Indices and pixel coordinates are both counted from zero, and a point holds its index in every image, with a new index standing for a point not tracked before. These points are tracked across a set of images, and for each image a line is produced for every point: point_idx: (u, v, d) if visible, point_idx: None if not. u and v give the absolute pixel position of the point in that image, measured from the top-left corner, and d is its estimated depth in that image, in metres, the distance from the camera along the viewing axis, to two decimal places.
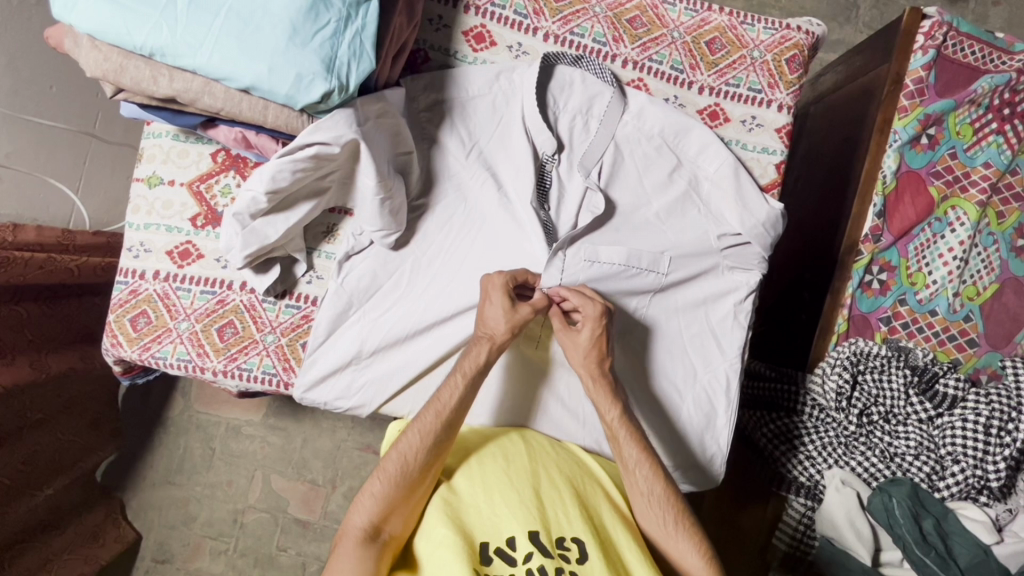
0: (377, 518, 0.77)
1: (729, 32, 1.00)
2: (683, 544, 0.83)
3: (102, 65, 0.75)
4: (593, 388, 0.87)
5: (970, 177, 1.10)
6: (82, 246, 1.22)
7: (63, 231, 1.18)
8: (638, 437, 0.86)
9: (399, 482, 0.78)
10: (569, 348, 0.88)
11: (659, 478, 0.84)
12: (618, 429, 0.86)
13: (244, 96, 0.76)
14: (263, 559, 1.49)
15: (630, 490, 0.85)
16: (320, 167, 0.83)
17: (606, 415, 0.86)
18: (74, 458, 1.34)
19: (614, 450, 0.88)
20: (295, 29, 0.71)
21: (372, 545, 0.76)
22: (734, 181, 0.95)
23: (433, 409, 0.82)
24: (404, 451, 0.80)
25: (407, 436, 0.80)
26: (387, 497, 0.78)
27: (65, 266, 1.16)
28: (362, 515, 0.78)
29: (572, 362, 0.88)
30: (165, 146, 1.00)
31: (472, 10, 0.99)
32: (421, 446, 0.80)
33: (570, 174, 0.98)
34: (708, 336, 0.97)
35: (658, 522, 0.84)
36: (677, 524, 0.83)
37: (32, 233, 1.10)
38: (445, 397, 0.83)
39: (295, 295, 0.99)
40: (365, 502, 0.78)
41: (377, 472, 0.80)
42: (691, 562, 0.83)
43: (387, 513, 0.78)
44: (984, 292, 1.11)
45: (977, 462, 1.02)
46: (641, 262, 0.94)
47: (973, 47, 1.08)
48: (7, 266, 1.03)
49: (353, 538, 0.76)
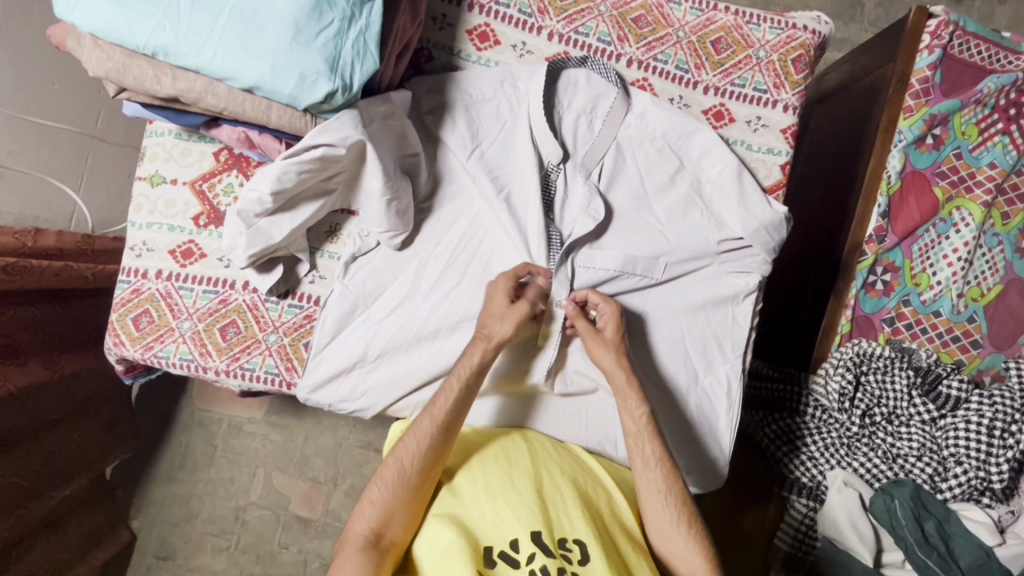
0: (378, 524, 0.78)
1: (734, 31, 0.99)
2: (689, 548, 0.83)
3: (105, 64, 0.74)
4: (624, 381, 0.87)
5: (975, 178, 1.09)
6: (101, 252, 1.25)
7: (83, 237, 1.21)
8: (660, 438, 0.86)
9: (400, 488, 0.79)
10: (596, 346, 0.88)
11: (677, 479, 0.85)
12: (643, 426, 0.86)
13: (247, 96, 0.75)
14: (265, 556, 1.50)
15: (643, 488, 0.85)
16: (325, 168, 0.82)
17: (635, 412, 0.86)
18: (91, 459, 1.34)
19: (632, 453, 0.87)
20: (299, 28, 0.70)
21: (373, 551, 0.76)
22: (738, 184, 0.95)
23: (429, 415, 0.82)
24: (400, 458, 0.80)
25: (404, 443, 0.81)
26: (386, 504, 0.78)
27: (82, 273, 1.17)
28: (363, 522, 0.78)
29: (601, 361, 0.88)
30: (168, 145, 1.00)
31: (476, 8, 0.98)
32: (418, 451, 0.80)
33: (574, 177, 0.97)
34: (711, 339, 0.96)
35: (669, 519, 0.83)
36: (689, 525, 0.83)
37: (52, 239, 1.13)
38: (441, 402, 0.83)
39: (297, 295, 0.99)
40: (365, 510, 0.79)
41: (375, 479, 0.81)
42: (694, 567, 0.83)
43: (387, 518, 0.78)
44: (988, 293, 1.11)
45: (980, 464, 1.02)
46: (635, 267, 0.95)
47: (979, 47, 1.07)
48: (23, 272, 1.03)
49: (355, 545, 0.76)
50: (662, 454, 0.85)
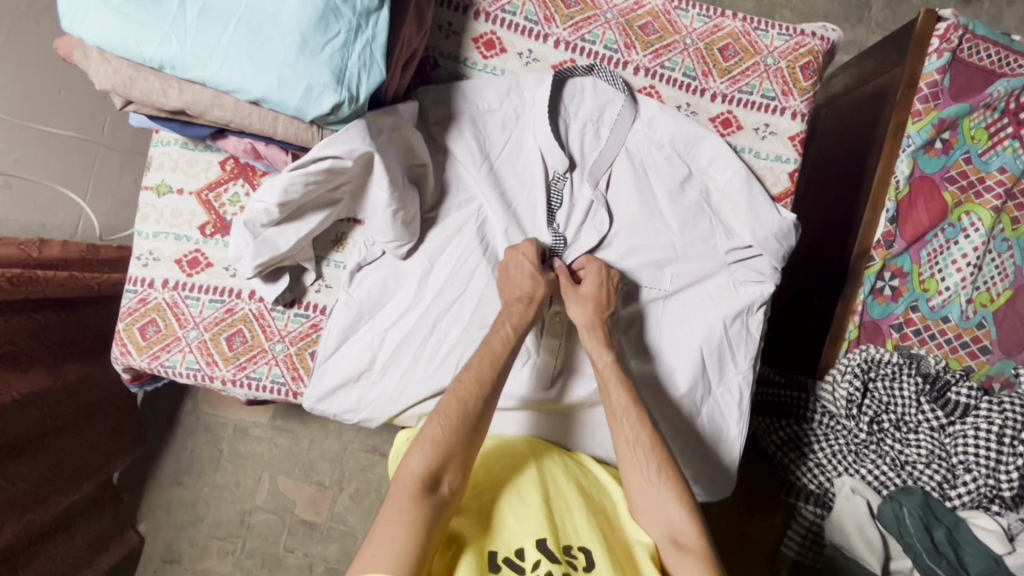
0: (434, 466, 0.74)
1: (742, 38, 0.99)
2: (669, 497, 0.79)
3: (112, 77, 0.74)
4: (590, 334, 0.88)
5: (984, 183, 1.08)
6: (105, 261, 1.25)
7: (87, 245, 1.21)
8: (627, 388, 0.86)
9: (459, 427, 0.77)
10: (571, 300, 0.90)
11: (645, 425, 0.83)
12: (609, 377, 0.87)
13: (253, 108, 0.74)
14: (270, 560, 1.50)
15: (616, 438, 0.84)
16: (331, 180, 0.82)
17: (597, 360, 0.88)
18: (99, 464, 1.35)
19: (604, 401, 0.88)
20: (305, 40, 0.69)
21: (428, 495, 0.72)
22: (747, 193, 0.94)
23: (487, 357, 0.83)
24: (462, 396, 0.79)
25: (463, 382, 0.80)
26: (444, 445, 0.75)
27: (88, 283, 1.16)
28: (419, 462, 0.74)
29: (572, 314, 0.89)
30: (174, 154, 0.99)
31: (482, 16, 0.98)
32: (478, 394, 0.80)
33: (581, 187, 0.97)
34: (725, 350, 0.95)
35: (642, 467, 0.81)
36: (660, 474, 0.80)
37: (56, 250, 1.13)
38: (496, 344, 0.84)
39: (303, 305, 0.99)
40: (422, 446, 0.75)
41: (433, 418, 0.78)
42: (676, 519, 0.78)
43: (444, 461, 0.75)
44: (998, 298, 1.10)
45: (990, 472, 1.02)
46: (640, 278, 0.96)
47: (989, 50, 1.06)
48: (30, 283, 1.02)
49: (409, 486, 0.72)
50: (644, 417, 0.84)
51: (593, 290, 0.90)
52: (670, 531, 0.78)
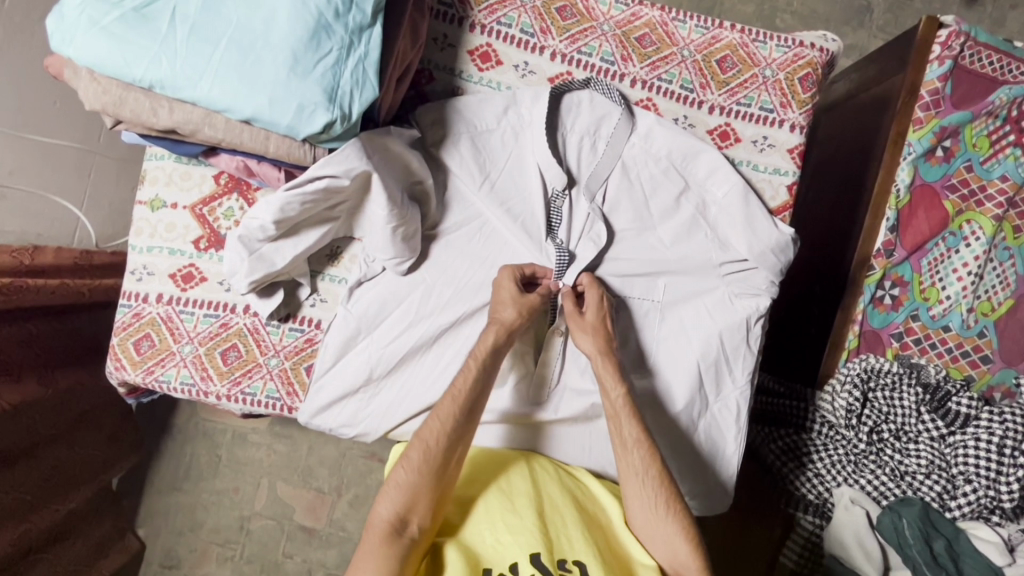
0: (403, 509, 0.75)
1: (740, 49, 0.98)
2: (670, 531, 0.80)
3: (101, 97, 0.73)
4: (603, 362, 0.87)
5: (986, 191, 1.08)
6: (97, 267, 1.25)
7: (81, 252, 1.21)
8: (639, 418, 0.85)
9: (427, 471, 0.77)
10: (576, 328, 0.89)
11: (655, 459, 0.82)
12: (621, 408, 0.85)
13: (244, 127, 0.74)
14: (269, 566, 1.50)
15: (624, 470, 0.83)
16: (328, 198, 0.82)
17: (612, 392, 0.85)
18: (95, 471, 1.35)
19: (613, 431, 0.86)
20: (296, 59, 0.69)
21: (397, 538, 0.73)
22: (744, 207, 0.93)
23: (451, 397, 0.82)
24: (426, 438, 0.79)
25: (427, 424, 0.80)
26: (412, 487, 0.76)
27: (77, 289, 1.16)
28: (388, 507, 0.75)
29: (579, 343, 0.88)
30: (168, 169, 0.99)
31: (478, 29, 0.97)
32: (441, 430, 0.79)
33: (578, 201, 0.96)
34: (722, 364, 0.94)
35: (652, 506, 0.81)
36: (668, 508, 0.80)
37: (49, 257, 1.13)
38: (459, 382, 0.82)
39: (298, 318, 0.98)
40: (390, 493, 0.76)
41: (400, 462, 0.78)
42: (677, 552, 0.79)
43: (411, 502, 0.75)
44: (998, 308, 1.09)
45: (990, 483, 1.01)
46: (634, 290, 0.96)
47: (991, 57, 1.05)
48: (19, 292, 1.02)
49: (378, 532, 0.73)
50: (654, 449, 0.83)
51: (596, 315, 0.89)
52: (673, 560, 0.80)
